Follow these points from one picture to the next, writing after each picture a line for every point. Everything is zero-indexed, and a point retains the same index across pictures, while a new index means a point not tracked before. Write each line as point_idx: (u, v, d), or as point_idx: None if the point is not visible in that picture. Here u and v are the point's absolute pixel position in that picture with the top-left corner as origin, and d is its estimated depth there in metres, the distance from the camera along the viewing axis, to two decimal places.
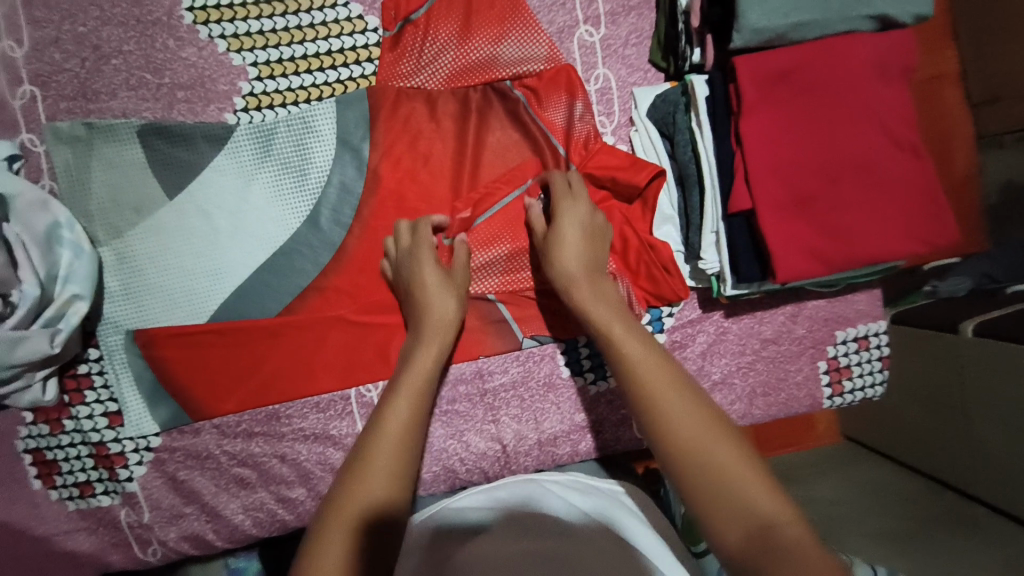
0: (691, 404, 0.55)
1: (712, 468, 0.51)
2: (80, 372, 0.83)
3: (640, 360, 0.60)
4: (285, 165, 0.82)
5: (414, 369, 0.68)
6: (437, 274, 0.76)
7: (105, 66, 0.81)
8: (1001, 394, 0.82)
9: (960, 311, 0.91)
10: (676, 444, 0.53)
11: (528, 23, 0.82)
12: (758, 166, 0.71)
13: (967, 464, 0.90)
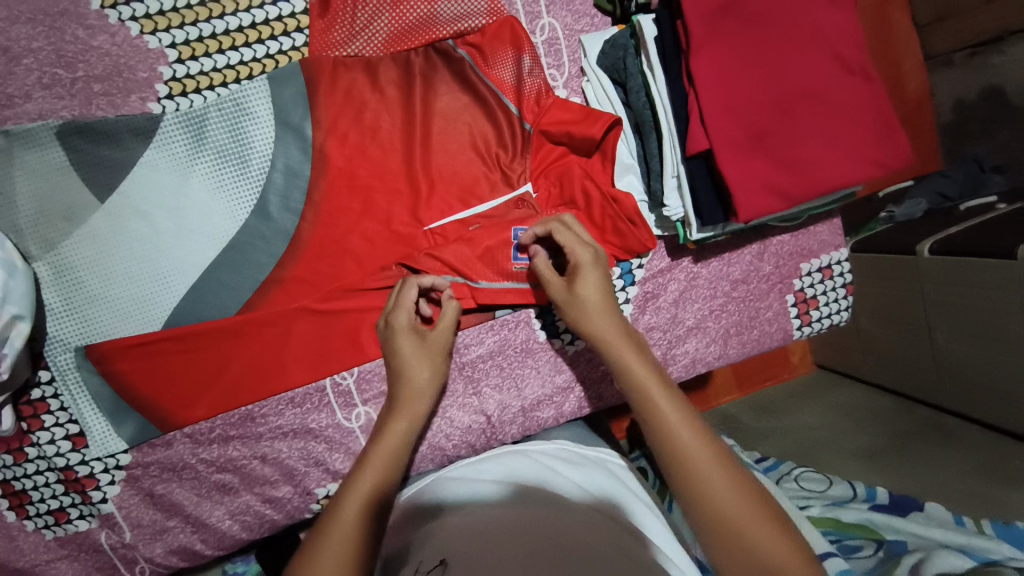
0: (694, 429, 0.59)
1: (710, 489, 0.55)
2: (34, 397, 0.77)
3: (642, 376, 0.64)
4: (222, 154, 0.77)
5: (409, 403, 0.72)
6: (413, 343, 0.75)
7: (17, 68, 0.72)
8: (960, 305, 0.88)
9: (916, 234, 0.96)
10: (680, 462, 0.58)
11: None
12: (712, 104, 0.70)
13: (935, 373, 0.97)
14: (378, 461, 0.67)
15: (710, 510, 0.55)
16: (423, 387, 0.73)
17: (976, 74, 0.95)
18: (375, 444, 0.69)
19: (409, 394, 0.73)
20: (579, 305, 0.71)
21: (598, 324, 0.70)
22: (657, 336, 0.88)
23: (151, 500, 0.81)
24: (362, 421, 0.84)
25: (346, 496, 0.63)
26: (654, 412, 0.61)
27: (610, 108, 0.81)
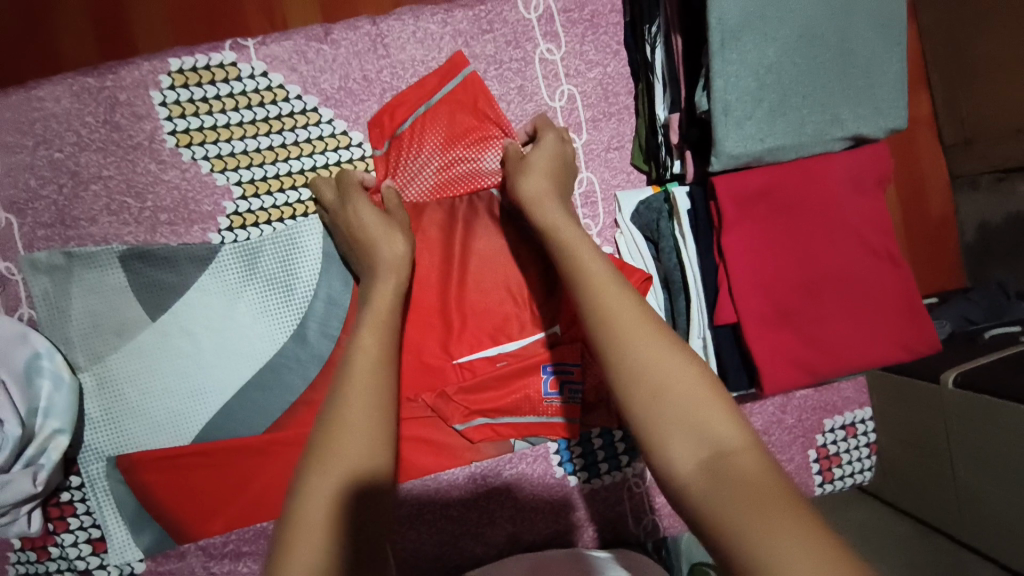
0: (671, 363, 0.46)
1: (697, 418, 0.43)
2: (63, 499, 0.80)
3: (598, 280, 0.53)
4: (272, 285, 0.81)
5: (361, 358, 0.55)
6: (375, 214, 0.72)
7: (84, 192, 0.78)
8: (983, 446, 0.73)
9: (943, 364, 0.82)
10: (658, 407, 0.44)
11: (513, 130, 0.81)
12: (741, 281, 0.72)
13: (961, 513, 0.79)
14: (349, 426, 0.49)
15: (688, 447, 0.42)
16: (379, 297, 0.64)
17: (998, 200, 0.91)
18: (336, 394, 0.52)
19: (367, 323, 0.59)
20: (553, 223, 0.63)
21: (579, 254, 0.57)
22: None
23: None
24: None
25: (327, 462, 0.47)
26: (620, 336, 0.48)
27: (641, 263, 0.83)
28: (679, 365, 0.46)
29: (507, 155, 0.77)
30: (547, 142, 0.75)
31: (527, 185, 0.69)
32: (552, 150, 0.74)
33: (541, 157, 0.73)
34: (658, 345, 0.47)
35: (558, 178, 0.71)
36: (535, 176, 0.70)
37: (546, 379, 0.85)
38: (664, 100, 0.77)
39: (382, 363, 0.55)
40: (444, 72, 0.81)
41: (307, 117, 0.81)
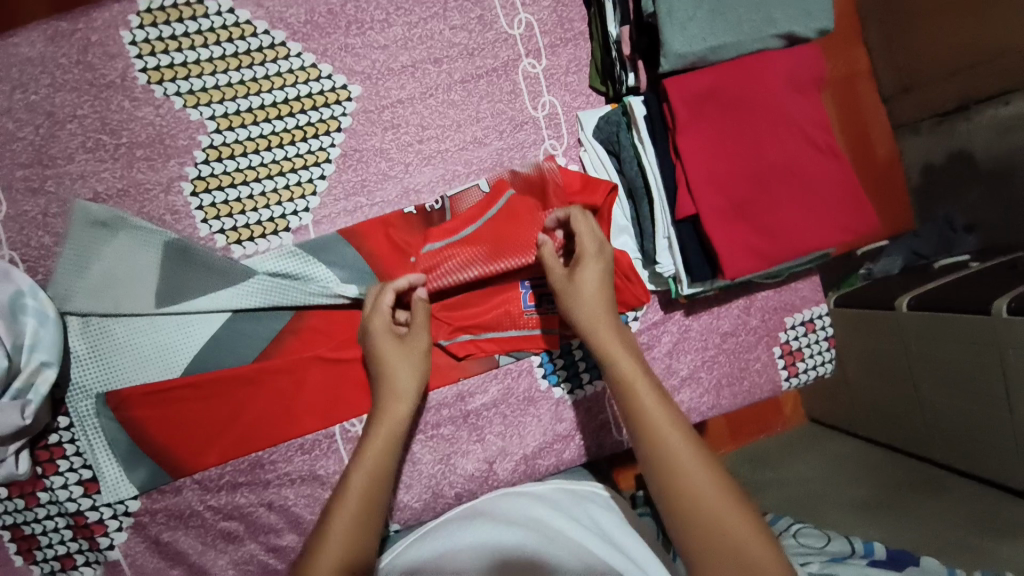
0: (702, 465, 0.58)
1: (717, 510, 0.55)
2: (52, 441, 0.80)
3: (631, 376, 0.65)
4: (255, 215, 0.84)
5: (377, 432, 0.72)
6: (391, 343, 0.78)
7: (60, 132, 0.79)
8: (941, 360, 0.87)
9: (897, 289, 0.96)
10: (684, 502, 0.57)
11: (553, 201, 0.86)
12: (698, 176, 0.77)
13: (922, 421, 0.95)
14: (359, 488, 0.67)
15: (699, 535, 0.55)
16: (400, 392, 0.75)
17: (942, 139, 0.99)
18: (359, 459, 0.70)
19: (385, 416, 0.74)
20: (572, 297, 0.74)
21: (609, 347, 0.69)
22: None
23: (157, 551, 0.82)
24: None
25: (340, 513, 0.65)
26: (663, 445, 0.60)
27: (607, 175, 0.89)
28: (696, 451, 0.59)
29: (546, 256, 0.78)
30: (591, 245, 0.77)
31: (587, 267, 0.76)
32: (599, 258, 0.76)
33: (586, 272, 0.75)
34: (693, 450, 0.59)
35: (607, 290, 0.75)
36: (585, 283, 0.74)
37: (524, 294, 0.89)
38: (614, 17, 0.82)
39: (393, 436, 0.73)
40: (489, 199, 0.87)
41: (275, 51, 0.84)
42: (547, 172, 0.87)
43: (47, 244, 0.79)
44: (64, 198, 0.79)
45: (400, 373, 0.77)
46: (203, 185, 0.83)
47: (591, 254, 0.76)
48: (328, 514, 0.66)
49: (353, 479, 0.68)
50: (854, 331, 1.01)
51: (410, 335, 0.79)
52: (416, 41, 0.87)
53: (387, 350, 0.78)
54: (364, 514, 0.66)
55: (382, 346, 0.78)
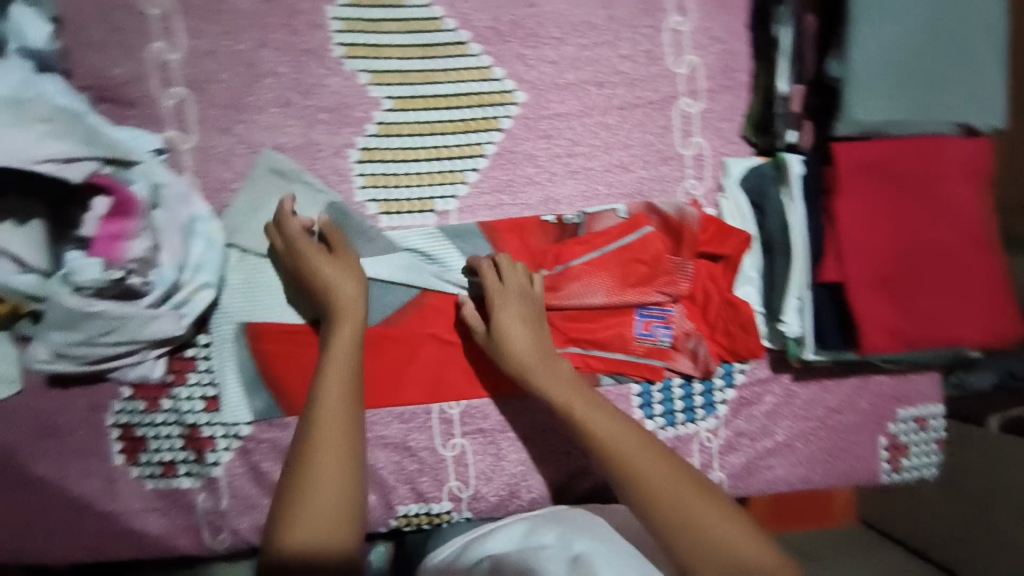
0: (667, 470, 0.72)
1: (688, 505, 0.70)
2: (187, 354, 0.87)
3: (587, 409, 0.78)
4: (406, 192, 0.90)
5: (329, 396, 0.73)
6: (340, 269, 0.81)
7: (258, 84, 0.86)
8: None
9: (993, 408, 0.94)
10: (665, 507, 0.70)
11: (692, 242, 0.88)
12: (849, 242, 0.78)
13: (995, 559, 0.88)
14: (331, 457, 0.68)
15: (685, 532, 0.68)
16: (347, 351, 0.77)
17: None
18: (315, 430, 0.70)
19: (331, 375, 0.74)
20: (511, 332, 0.83)
21: (573, 399, 0.79)
22: (745, 441, 0.94)
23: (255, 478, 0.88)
24: (455, 452, 0.93)
25: (315, 475, 0.66)
26: (632, 465, 0.73)
27: (745, 224, 0.89)
28: (673, 472, 0.73)
29: (466, 314, 0.87)
30: (500, 291, 0.85)
31: (506, 311, 0.84)
32: (516, 297, 0.84)
33: (506, 317, 0.83)
34: (654, 460, 0.73)
35: (538, 328, 0.85)
36: (512, 323, 0.83)
37: (638, 322, 0.91)
38: (787, 73, 0.83)
39: (346, 399, 0.73)
40: (627, 227, 0.90)
41: (456, 47, 0.89)
42: (688, 218, 0.88)
43: (226, 179, 0.86)
44: (250, 143, 0.86)
45: (334, 358, 0.76)
46: (369, 155, 0.89)
47: (504, 295, 0.84)
48: (306, 477, 0.67)
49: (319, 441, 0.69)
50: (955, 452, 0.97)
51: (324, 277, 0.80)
52: (585, 62, 0.90)
53: (323, 287, 0.80)
54: (343, 481, 0.67)
55: (333, 293, 0.80)
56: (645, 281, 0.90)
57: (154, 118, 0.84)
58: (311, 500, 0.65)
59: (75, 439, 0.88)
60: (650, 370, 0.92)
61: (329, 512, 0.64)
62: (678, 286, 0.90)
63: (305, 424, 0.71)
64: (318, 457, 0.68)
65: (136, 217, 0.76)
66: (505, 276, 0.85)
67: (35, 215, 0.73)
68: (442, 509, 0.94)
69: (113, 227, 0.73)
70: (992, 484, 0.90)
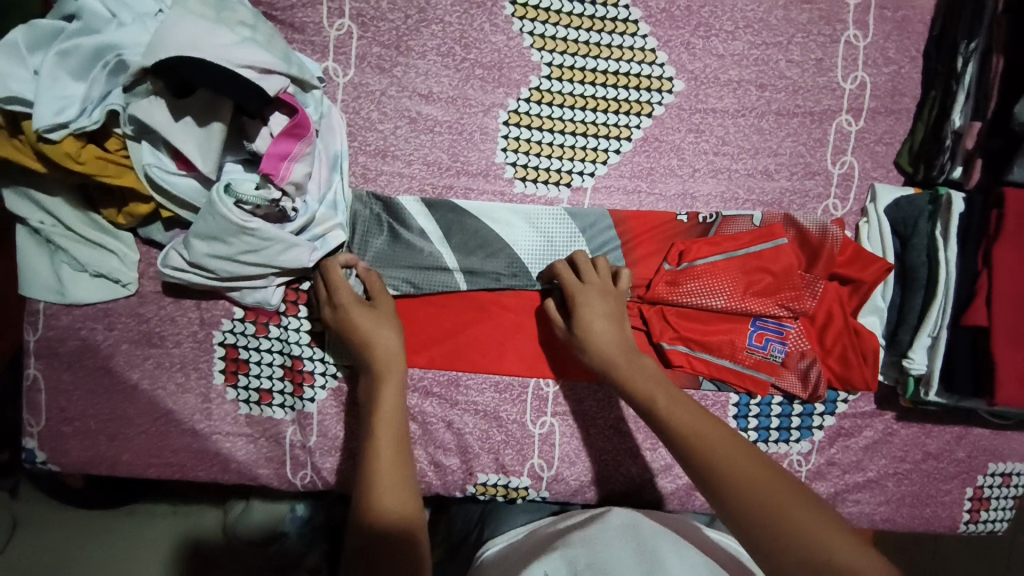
0: (748, 458, 0.61)
1: (762, 487, 0.58)
2: (302, 288, 0.84)
3: (660, 394, 0.70)
4: (549, 161, 0.88)
5: (384, 407, 0.68)
6: (364, 312, 0.76)
7: (423, 29, 0.85)
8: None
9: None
10: (736, 491, 0.58)
11: (824, 259, 0.86)
12: (1003, 291, 0.76)
13: None
14: (388, 446, 0.65)
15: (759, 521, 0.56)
16: (391, 376, 0.72)
17: None
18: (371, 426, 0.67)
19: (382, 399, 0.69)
20: (593, 327, 0.78)
21: (639, 383, 0.72)
22: (836, 471, 0.91)
23: (343, 423, 0.86)
24: (544, 430, 0.90)
25: (377, 459, 0.63)
26: (703, 446, 0.62)
27: (887, 254, 0.87)
28: (760, 464, 0.60)
29: (551, 312, 0.84)
30: (586, 290, 0.81)
31: (586, 308, 0.79)
32: (598, 293, 0.80)
33: (588, 310, 0.79)
34: (727, 441, 0.63)
35: (610, 322, 0.79)
36: (592, 322, 0.78)
37: (752, 332, 0.89)
38: (964, 108, 0.82)
39: (398, 401, 0.70)
40: (761, 234, 0.87)
41: (625, 26, 0.88)
42: (829, 237, 0.87)
43: (372, 118, 0.85)
44: (404, 86, 0.85)
45: (388, 385, 0.71)
46: (516, 118, 0.88)
47: (586, 297, 0.80)
48: (364, 477, 0.62)
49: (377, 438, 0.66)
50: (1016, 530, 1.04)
51: (355, 313, 0.76)
52: (750, 62, 0.89)
53: (360, 330, 0.75)
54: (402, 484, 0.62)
55: (365, 333, 0.75)
56: (768, 292, 0.87)
57: (319, 47, 0.84)
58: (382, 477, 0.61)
59: (177, 352, 0.86)
60: (755, 383, 0.89)
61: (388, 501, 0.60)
62: (804, 304, 0.87)
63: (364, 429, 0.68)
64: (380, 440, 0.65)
65: (304, 143, 0.72)
66: (586, 275, 0.82)
67: (209, 116, 0.68)
68: (520, 484, 0.90)
69: (281, 147, 0.70)
70: None
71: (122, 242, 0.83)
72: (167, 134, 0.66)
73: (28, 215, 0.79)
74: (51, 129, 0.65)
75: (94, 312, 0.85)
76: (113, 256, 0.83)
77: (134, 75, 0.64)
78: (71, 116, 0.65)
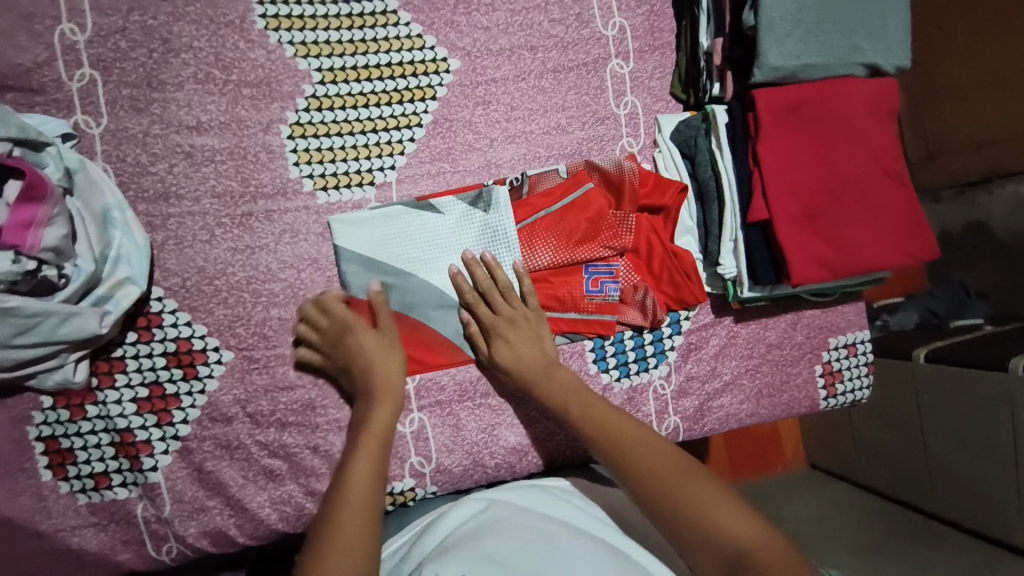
0: (648, 442, 0.67)
1: (745, 543, 0.54)
2: (114, 355, 0.80)
3: (566, 398, 0.78)
4: (345, 165, 0.88)
5: (373, 424, 0.74)
6: (370, 338, 0.81)
7: (173, 60, 0.82)
8: (951, 412, 1.07)
9: (915, 343, 1.19)
10: (651, 483, 0.63)
11: (625, 191, 0.90)
12: (774, 183, 0.83)
13: (930, 470, 1.13)
14: (360, 474, 0.67)
15: (676, 513, 0.59)
16: (386, 401, 0.76)
17: (966, 208, 1.23)
18: (356, 447, 0.71)
19: (353, 473, 0.67)
20: (506, 355, 0.84)
21: (546, 390, 0.80)
22: (695, 384, 0.97)
23: (199, 479, 0.83)
24: (415, 427, 0.89)
25: (352, 485, 0.65)
26: (617, 439, 0.69)
27: (678, 176, 0.93)
28: (652, 440, 0.68)
29: (476, 337, 0.87)
30: (501, 322, 0.85)
31: (501, 340, 0.85)
32: (509, 325, 0.84)
33: (498, 347, 0.85)
34: (635, 427, 0.70)
35: (529, 342, 0.84)
36: (515, 344, 0.84)
37: (587, 279, 0.91)
38: (706, 30, 0.88)
39: (388, 430, 0.74)
40: (569, 185, 0.90)
41: (386, 17, 0.88)
42: (626, 172, 0.91)
43: (143, 162, 0.81)
44: (168, 122, 0.82)
45: (378, 411, 0.75)
46: (300, 130, 0.86)
47: (498, 324, 0.85)
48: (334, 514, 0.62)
49: (357, 462, 0.69)
50: (891, 382, 1.20)
51: (361, 335, 0.80)
52: (516, 27, 0.92)
53: (364, 358, 0.80)
54: (369, 504, 0.64)
55: (360, 361, 0.79)
56: (590, 237, 0.90)
57: (64, 103, 0.79)
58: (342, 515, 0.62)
59: None
60: (602, 325, 0.91)
61: (354, 505, 0.63)
62: (623, 239, 0.91)
63: (335, 482, 0.67)
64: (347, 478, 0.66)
65: (50, 204, 0.68)
66: (488, 291, 0.85)
67: None
68: (405, 486, 0.89)
69: (21, 215, 0.66)
70: (919, 408, 1.13)
71: None
72: None
73: None
74: None
75: None
76: None
77: None
78: None
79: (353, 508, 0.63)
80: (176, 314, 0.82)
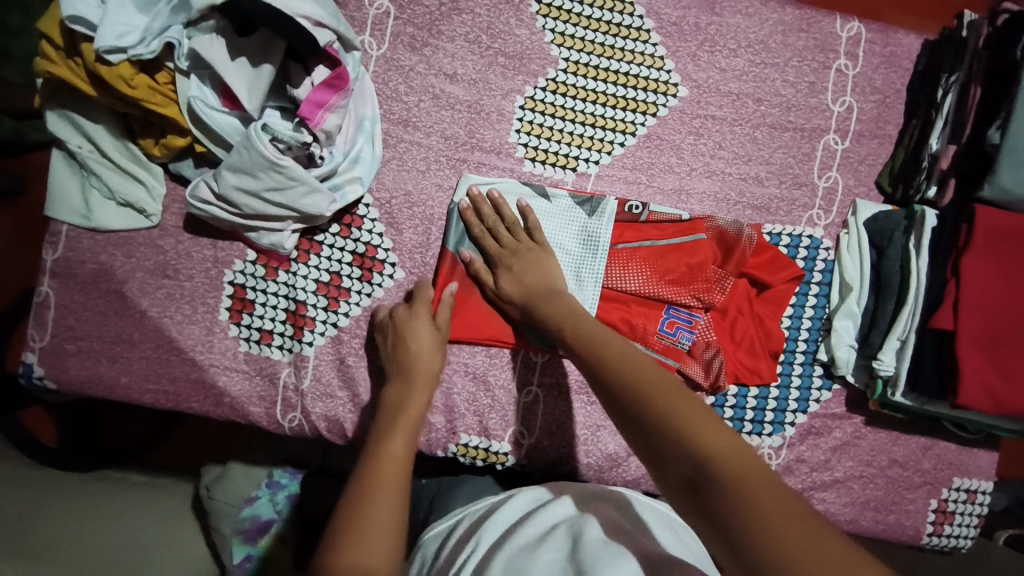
0: (678, 400, 0.53)
1: (706, 456, 0.47)
2: (315, 238, 0.91)
3: (597, 353, 0.65)
4: (557, 146, 0.95)
5: (406, 407, 0.73)
6: (424, 319, 0.84)
7: (455, 16, 0.94)
8: None
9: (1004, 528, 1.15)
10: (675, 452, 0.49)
11: (731, 253, 0.93)
12: (969, 299, 0.82)
13: None
14: (392, 448, 0.65)
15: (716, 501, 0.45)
16: (422, 384, 0.77)
17: None
18: (388, 425, 0.70)
19: (382, 446, 0.65)
20: (510, 284, 0.86)
21: (602, 338, 0.67)
22: (803, 467, 0.95)
23: (339, 369, 0.91)
24: (529, 399, 0.93)
25: (384, 457, 0.64)
26: (637, 390, 0.56)
27: (796, 261, 0.96)
28: (687, 399, 0.53)
29: (478, 270, 0.89)
30: (506, 254, 0.87)
31: (507, 270, 0.87)
32: (513, 255, 0.87)
33: (501, 277, 0.87)
34: (663, 382, 0.56)
35: (536, 271, 0.85)
36: (517, 272, 0.86)
37: (664, 318, 0.93)
38: (940, 134, 0.89)
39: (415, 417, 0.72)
40: (683, 229, 0.93)
41: (638, 33, 0.96)
42: (744, 237, 0.93)
43: (399, 90, 0.93)
44: (431, 64, 0.93)
45: (413, 394, 0.75)
46: (532, 104, 0.95)
47: (506, 258, 0.87)
48: (362, 481, 0.61)
49: (391, 439, 0.67)
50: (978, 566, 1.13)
51: (418, 319, 0.84)
52: (749, 78, 0.97)
53: (416, 343, 0.81)
54: (401, 478, 0.62)
55: (412, 340, 0.82)
56: (682, 282, 0.92)
57: (360, 22, 0.92)
58: (368, 498, 0.59)
59: (189, 285, 0.90)
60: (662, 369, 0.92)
61: (385, 499, 0.59)
62: (713, 296, 0.92)
63: (361, 459, 0.65)
64: (377, 452, 0.64)
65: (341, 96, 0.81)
66: (494, 226, 0.89)
67: (263, 58, 0.77)
68: (501, 449, 0.93)
69: (320, 96, 0.79)
70: None
71: (153, 175, 0.88)
72: (223, 71, 0.76)
73: (69, 138, 0.84)
74: (111, 51, 0.74)
75: (115, 238, 0.89)
76: (143, 188, 0.88)
77: (202, 11, 0.74)
78: (130, 44, 0.74)
79: (381, 499, 0.59)
80: (374, 223, 0.92)
